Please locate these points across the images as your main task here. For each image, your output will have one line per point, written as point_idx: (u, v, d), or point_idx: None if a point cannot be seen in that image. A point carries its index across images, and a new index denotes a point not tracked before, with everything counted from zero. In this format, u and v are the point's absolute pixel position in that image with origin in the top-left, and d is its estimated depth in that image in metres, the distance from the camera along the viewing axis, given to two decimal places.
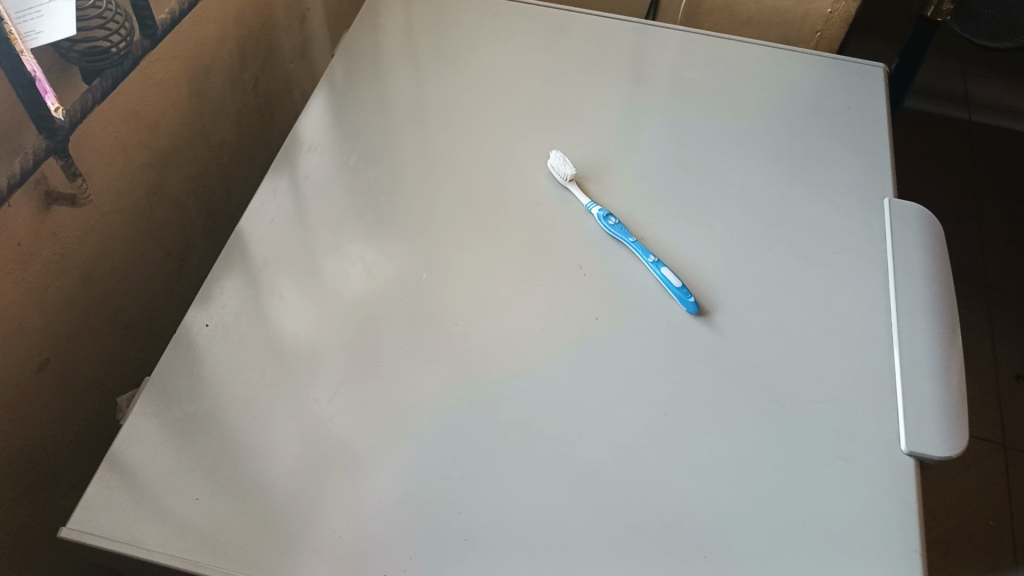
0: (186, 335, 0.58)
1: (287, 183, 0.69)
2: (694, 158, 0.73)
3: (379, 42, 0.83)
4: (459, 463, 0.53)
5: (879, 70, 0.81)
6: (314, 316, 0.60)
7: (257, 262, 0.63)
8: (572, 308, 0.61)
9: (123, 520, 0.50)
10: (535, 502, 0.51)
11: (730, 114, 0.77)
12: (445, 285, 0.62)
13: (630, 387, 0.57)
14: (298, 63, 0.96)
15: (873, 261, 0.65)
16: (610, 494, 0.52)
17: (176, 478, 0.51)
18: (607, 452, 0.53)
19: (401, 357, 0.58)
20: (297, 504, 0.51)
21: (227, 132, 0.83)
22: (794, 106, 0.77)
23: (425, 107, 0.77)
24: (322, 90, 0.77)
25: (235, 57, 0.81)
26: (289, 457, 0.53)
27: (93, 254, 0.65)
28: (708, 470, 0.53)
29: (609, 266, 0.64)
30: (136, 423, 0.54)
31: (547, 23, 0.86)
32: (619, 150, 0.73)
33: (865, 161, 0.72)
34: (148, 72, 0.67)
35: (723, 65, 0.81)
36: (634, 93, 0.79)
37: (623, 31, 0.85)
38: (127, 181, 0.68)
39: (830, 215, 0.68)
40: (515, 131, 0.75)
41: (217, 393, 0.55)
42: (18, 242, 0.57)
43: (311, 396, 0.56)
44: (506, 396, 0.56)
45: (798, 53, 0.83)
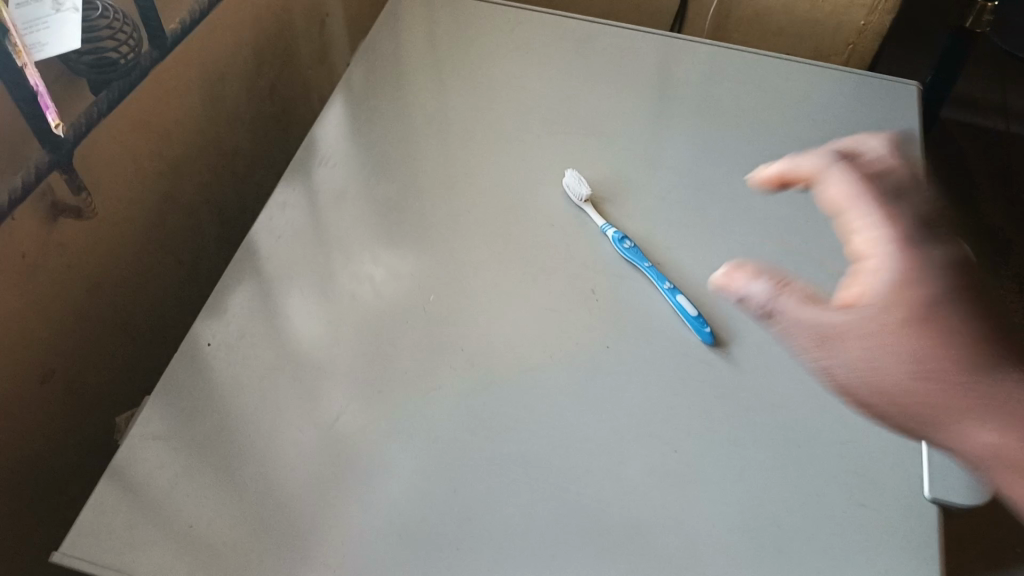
0: (189, 352, 0.57)
1: (298, 197, 0.67)
2: (715, 178, 0.70)
3: (398, 51, 0.82)
4: (460, 498, 0.51)
5: (914, 89, 0.78)
6: (319, 336, 0.59)
7: (264, 277, 0.62)
8: (583, 335, 0.59)
9: (116, 546, 0.49)
10: (537, 538, 0.49)
11: (756, 132, 0.74)
12: (454, 307, 0.61)
13: (641, 421, 0.54)
14: (317, 68, 0.95)
15: None
16: (616, 533, 0.50)
17: (172, 502, 0.50)
18: (614, 489, 0.51)
19: (406, 381, 0.56)
20: (292, 536, 0.49)
21: (242, 138, 0.82)
22: (823, 125, 0.75)
23: (441, 120, 0.75)
24: (338, 101, 0.76)
25: (251, 63, 0.80)
26: (287, 485, 0.51)
27: (100, 265, 0.64)
28: (718, 510, 0.51)
29: (624, 292, 0.62)
30: (135, 444, 0.52)
31: (570, 34, 0.84)
32: (637, 169, 0.71)
33: None
34: (159, 81, 0.66)
35: (750, 81, 0.79)
36: (656, 108, 0.76)
37: (647, 43, 0.83)
38: (135, 190, 0.67)
39: None
40: (532, 145, 0.73)
41: (217, 415, 0.54)
42: (23, 254, 0.56)
43: (313, 421, 0.54)
44: (512, 426, 0.54)
45: (827, 69, 0.80)
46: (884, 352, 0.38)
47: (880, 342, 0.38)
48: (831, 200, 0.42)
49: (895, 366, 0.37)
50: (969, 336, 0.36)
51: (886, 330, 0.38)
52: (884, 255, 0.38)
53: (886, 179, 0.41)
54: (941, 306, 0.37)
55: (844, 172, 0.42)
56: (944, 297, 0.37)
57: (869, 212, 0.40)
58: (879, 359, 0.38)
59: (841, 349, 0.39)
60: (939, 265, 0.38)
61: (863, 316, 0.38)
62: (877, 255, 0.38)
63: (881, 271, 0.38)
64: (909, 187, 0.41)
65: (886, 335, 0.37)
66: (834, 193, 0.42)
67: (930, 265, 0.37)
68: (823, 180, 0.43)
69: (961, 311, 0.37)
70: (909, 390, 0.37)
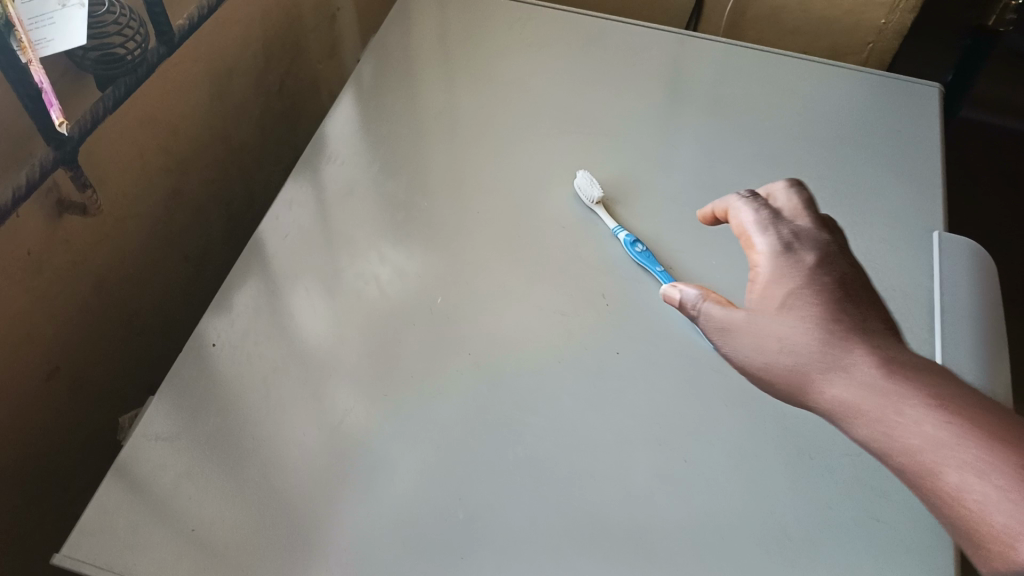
0: (193, 352, 0.57)
1: (305, 195, 0.67)
2: (728, 180, 0.69)
3: (409, 48, 0.81)
4: (464, 504, 0.50)
5: (935, 90, 0.76)
6: (325, 338, 0.58)
7: (271, 276, 0.61)
8: (592, 339, 0.58)
9: (117, 547, 0.48)
10: (542, 547, 0.48)
11: (771, 134, 0.73)
12: (462, 309, 0.60)
13: (650, 429, 0.53)
14: (326, 64, 0.94)
15: (919, 300, 0.61)
16: (622, 544, 0.49)
17: (174, 504, 0.50)
18: (621, 498, 0.50)
19: (412, 384, 0.56)
20: (294, 540, 0.48)
21: (250, 134, 0.81)
22: (840, 126, 0.73)
23: (451, 117, 0.74)
24: (348, 97, 0.75)
25: (260, 58, 0.79)
26: (290, 488, 0.50)
27: (105, 261, 0.64)
28: (727, 522, 0.50)
29: (634, 295, 0.61)
30: (137, 445, 0.52)
31: (583, 32, 0.83)
32: (648, 169, 0.70)
33: (912, 190, 0.68)
34: (167, 76, 0.66)
35: (765, 80, 0.78)
36: (669, 108, 0.75)
37: (660, 42, 0.81)
38: (142, 185, 0.66)
39: (873, 248, 0.64)
40: (543, 145, 0.72)
41: (221, 416, 0.54)
42: (27, 250, 0.55)
43: (316, 423, 0.53)
44: (519, 432, 0.53)
45: (845, 69, 0.78)
46: (784, 325, 0.43)
47: (771, 321, 0.44)
48: (744, 231, 0.49)
49: (780, 346, 0.43)
50: (841, 317, 0.42)
51: (781, 306, 0.44)
52: (778, 262, 0.46)
53: (796, 218, 0.49)
54: (818, 294, 0.43)
55: (755, 208, 0.50)
56: (823, 292, 0.44)
57: (769, 232, 0.47)
58: (775, 334, 0.43)
59: (740, 329, 0.45)
60: (803, 270, 0.45)
61: (760, 306, 0.45)
62: (763, 266, 0.46)
63: (774, 272, 0.45)
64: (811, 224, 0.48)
65: (779, 317, 0.44)
66: (748, 224, 0.49)
67: (817, 269, 0.44)
68: (738, 216, 0.50)
69: (835, 302, 0.43)
70: (795, 368, 0.42)
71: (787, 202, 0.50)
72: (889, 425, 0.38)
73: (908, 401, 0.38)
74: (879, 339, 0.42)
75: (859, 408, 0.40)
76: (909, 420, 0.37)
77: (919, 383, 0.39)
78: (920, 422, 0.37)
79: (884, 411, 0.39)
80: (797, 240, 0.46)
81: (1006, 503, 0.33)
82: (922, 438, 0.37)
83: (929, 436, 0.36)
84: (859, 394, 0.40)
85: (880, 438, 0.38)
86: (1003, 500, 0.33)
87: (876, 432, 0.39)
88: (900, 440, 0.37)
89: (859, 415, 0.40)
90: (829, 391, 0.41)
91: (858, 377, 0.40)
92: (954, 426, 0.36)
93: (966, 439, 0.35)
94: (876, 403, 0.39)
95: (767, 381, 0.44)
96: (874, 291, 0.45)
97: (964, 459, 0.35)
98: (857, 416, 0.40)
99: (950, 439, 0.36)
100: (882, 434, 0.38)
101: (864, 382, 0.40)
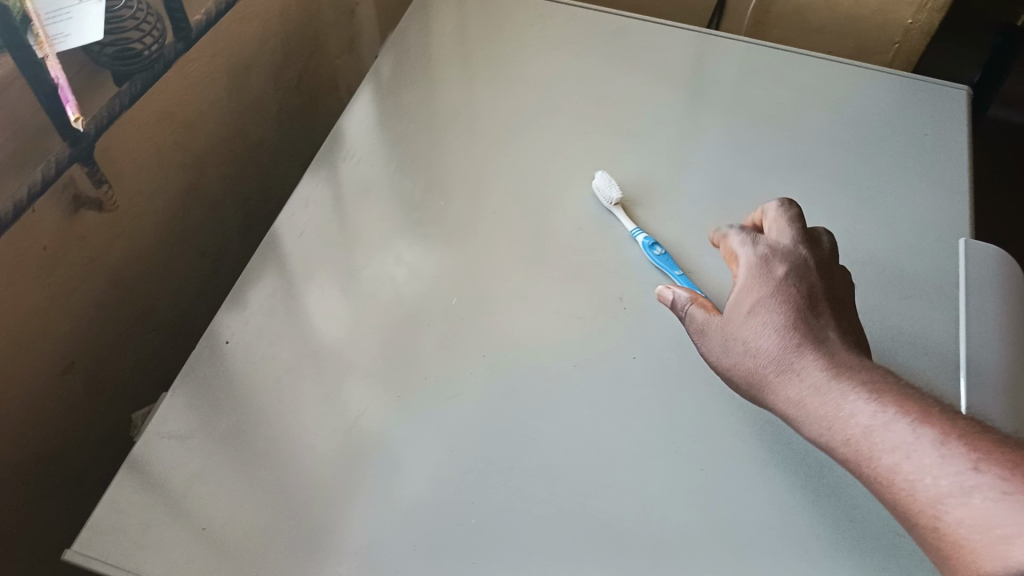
0: (208, 349, 0.56)
1: (322, 192, 0.66)
2: (749, 183, 0.68)
3: (428, 45, 0.80)
4: (477, 510, 0.49)
5: (964, 92, 0.74)
6: (340, 337, 0.58)
7: (287, 274, 0.61)
8: (608, 343, 0.57)
9: (128, 546, 0.48)
10: (556, 556, 0.48)
11: (794, 136, 0.72)
12: (477, 310, 0.59)
13: (666, 436, 0.53)
14: (345, 59, 0.94)
15: (944, 308, 0.59)
16: (636, 554, 0.48)
17: (187, 504, 0.49)
18: (636, 507, 0.50)
19: (426, 387, 0.55)
20: (307, 542, 0.48)
21: (268, 129, 0.81)
22: (864, 129, 0.72)
23: (469, 115, 0.74)
24: (365, 94, 0.74)
25: (278, 54, 0.79)
26: (303, 489, 0.50)
27: (121, 256, 0.64)
28: (744, 534, 0.49)
29: (652, 299, 0.60)
30: (150, 442, 0.52)
31: (604, 29, 0.82)
32: (668, 171, 0.69)
33: (939, 196, 0.67)
34: (185, 72, 0.65)
35: (789, 81, 0.76)
36: (691, 108, 0.74)
37: (683, 40, 0.80)
38: (159, 181, 0.66)
39: (897, 255, 0.63)
40: (562, 144, 0.71)
41: (235, 415, 0.53)
42: (44, 246, 0.55)
43: (330, 424, 0.53)
44: (533, 438, 0.52)
45: (871, 70, 0.77)
46: (752, 331, 0.49)
47: (742, 328, 0.50)
48: (732, 253, 0.56)
49: (747, 349, 0.49)
50: (800, 324, 0.48)
51: (750, 314, 0.50)
52: (751, 275, 0.52)
53: (775, 239, 0.55)
54: (783, 302, 0.49)
55: (740, 231, 0.56)
56: (789, 300, 0.49)
57: (748, 250, 0.54)
58: (742, 338, 0.50)
59: (716, 335, 0.52)
60: (774, 281, 0.51)
61: (734, 314, 0.51)
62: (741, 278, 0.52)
63: (748, 284, 0.52)
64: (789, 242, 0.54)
65: (748, 323, 0.50)
66: (734, 246, 0.55)
67: (785, 280, 0.50)
68: (728, 240, 0.56)
69: (797, 308, 0.49)
70: (759, 367, 0.48)
71: (772, 223, 0.56)
72: (835, 415, 0.44)
73: (850, 393, 0.44)
74: (834, 342, 0.47)
75: (811, 400, 0.45)
76: (849, 410, 0.43)
77: (863, 380, 0.44)
78: (859, 411, 0.43)
79: (831, 403, 0.44)
80: (772, 257, 0.52)
81: (926, 475, 0.38)
82: (860, 425, 0.42)
83: (866, 423, 0.42)
84: (812, 389, 0.45)
85: (827, 428, 0.44)
86: (923, 472, 0.38)
87: (823, 424, 0.44)
88: (842, 428, 0.43)
89: (810, 408, 0.45)
90: (785, 388, 0.47)
91: (811, 376, 0.46)
92: (886, 413, 0.42)
93: (896, 424, 0.41)
94: (825, 396, 0.44)
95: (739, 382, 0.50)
96: (839, 306, 0.51)
97: (895, 441, 0.40)
98: (808, 409, 0.45)
99: (883, 424, 0.41)
100: (829, 425, 0.44)
101: (815, 378, 0.45)
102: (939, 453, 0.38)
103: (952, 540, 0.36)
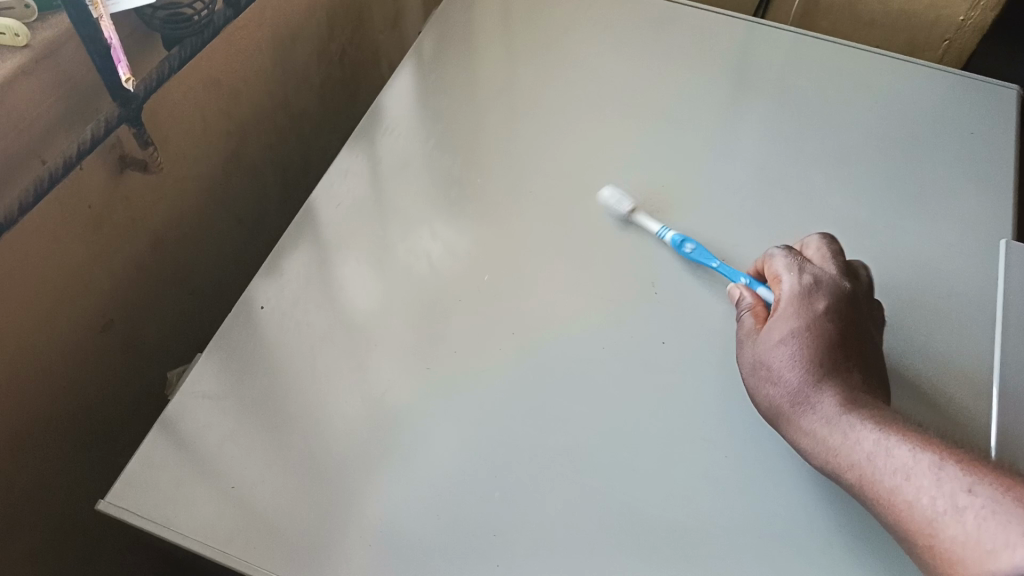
0: (242, 314, 0.57)
1: (360, 165, 0.67)
2: (790, 174, 0.67)
3: (472, 23, 0.80)
4: (501, 485, 0.50)
5: (1016, 92, 0.73)
6: (373, 309, 0.58)
7: (323, 245, 0.61)
8: (639, 328, 0.57)
9: (159, 500, 0.49)
10: (578, 538, 0.48)
11: (838, 130, 0.71)
12: (510, 289, 0.60)
13: (692, 423, 0.53)
14: (388, 35, 0.94)
15: (983, 309, 0.59)
16: (658, 538, 0.48)
17: (218, 462, 0.51)
18: (659, 492, 0.50)
19: (456, 361, 0.56)
20: (334, 503, 0.49)
21: (309, 101, 0.82)
22: (910, 125, 0.71)
23: (510, 95, 0.74)
24: (407, 69, 0.75)
25: (323, 26, 0.80)
26: (330, 455, 0.51)
27: (162, 219, 0.65)
28: (766, 524, 0.49)
29: (685, 286, 0.60)
30: (184, 401, 0.53)
31: (650, 14, 0.81)
32: (708, 159, 0.69)
33: (983, 197, 0.66)
34: (232, 40, 0.66)
35: (835, 73, 0.75)
36: (734, 97, 0.73)
37: (729, 28, 0.79)
38: (202, 147, 0.67)
39: (937, 256, 0.62)
40: (602, 127, 0.71)
41: (267, 379, 0.54)
42: (88, 205, 0.56)
43: (360, 392, 0.54)
44: (559, 418, 0.53)
45: (920, 66, 0.76)
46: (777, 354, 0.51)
47: (765, 349, 0.52)
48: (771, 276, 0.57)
49: (766, 371, 0.51)
50: (826, 353, 0.50)
51: (778, 338, 0.51)
52: (787, 298, 0.53)
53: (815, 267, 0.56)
54: (811, 330, 0.51)
55: (784, 251, 0.57)
56: (817, 327, 0.51)
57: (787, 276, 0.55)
58: (766, 359, 0.51)
59: (744, 352, 0.53)
60: (808, 309, 0.52)
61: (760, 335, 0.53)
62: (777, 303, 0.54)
63: (781, 307, 0.53)
64: (825, 268, 0.55)
65: (773, 344, 0.51)
66: (775, 267, 0.56)
67: (818, 310, 0.52)
68: (769, 262, 0.57)
69: (824, 336, 0.50)
70: (776, 391, 0.50)
71: (815, 252, 0.57)
72: (844, 441, 0.46)
73: (861, 422, 0.46)
74: (852, 373, 0.49)
75: (823, 427, 0.47)
76: (856, 437, 0.45)
77: (872, 413, 0.47)
78: (867, 439, 0.45)
79: (841, 430, 0.46)
80: (811, 282, 0.53)
81: (923, 497, 0.41)
82: (866, 451, 0.45)
83: (873, 449, 0.45)
84: (825, 416, 0.47)
85: (835, 453, 0.46)
86: (923, 494, 0.41)
87: (833, 449, 0.46)
88: (850, 454, 0.45)
89: (821, 435, 0.47)
90: (799, 413, 0.48)
91: (825, 405, 0.48)
92: (891, 441, 0.44)
93: (900, 451, 0.43)
94: (836, 425, 0.47)
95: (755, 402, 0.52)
96: (868, 338, 0.52)
97: (899, 466, 0.43)
98: (818, 435, 0.47)
99: (888, 451, 0.44)
100: (837, 451, 0.46)
101: (830, 408, 0.48)
102: (937, 476, 0.41)
103: (947, 557, 0.38)
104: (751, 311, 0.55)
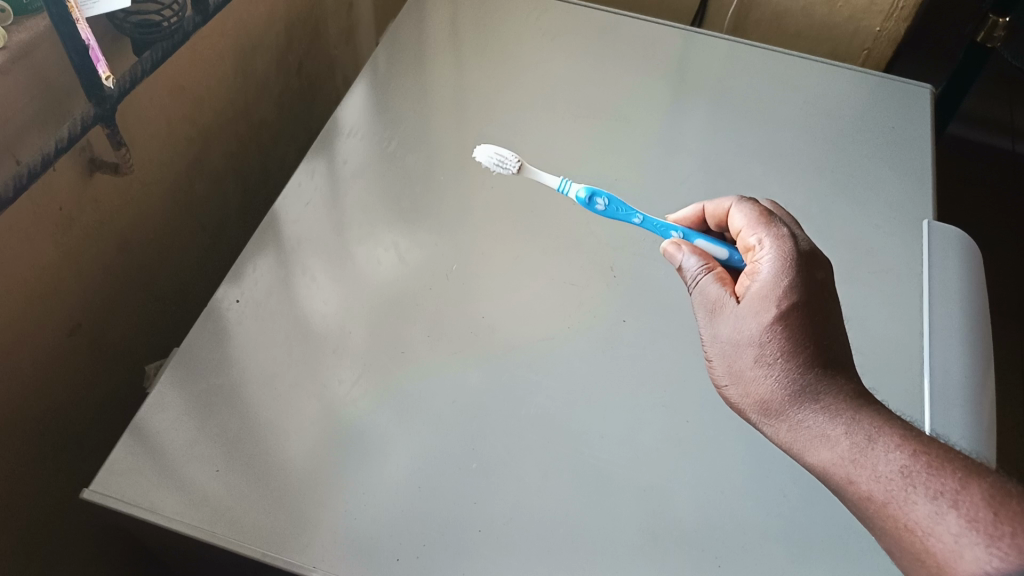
0: (216, 309, 0.59)
1: (323, 166, 0.69)
2: (731, 167, 0.72)
3: (425, 34, 0.84)
4: (478, 455, 0.53)
5: (929, 90, 0.80)
6: (342, 300, 0.60)
7: (290, 242, 0.63)
8: (599, 309, 0.61)
9: (144, 486, 0.50)
10: (554, 501, 0.51)
11: (774, 125, 0.76)
12: (475, 276, 0.63)
13: (653, 392, 0.56)
14: (343, 48, 0.97)
15: (911, 282, 0.64)
16: (626, 497, 0.51)
17: (200, 450, 0.52)
18: (626, 455, 0.53)
19: (428, 346, 0.58)
20: (316, 482, 0.51)
21: (269, 111, 0.84)
22: (837, 121, 0.77)
23: (466, 99, 0.77)
24: (364, 77, 0.78)
25: (282, 38, 0.82)
26: (309, 436, 0.53)
27: (129, 223, 0.66)
28: (727, 480, 0.53)
29: (641, 269, 0.64)
30: (163, 393, 0.54)
31: (592, 24, 0.86)
32: (655, 154, 0.73)
33: (907, 184, 0.72)
34: (195, 48, 0.68)
35: (767, 75, 0.81)
36: (676, 98, 0.78)
37: (667, 36, 0.85)
38: (166, 153, 0.69)
39: (868, 235, 0.68)
40: (555, 127, 0.75)
41: (243, 369, 0.56)
42: (60, 206, 0.58)
43: (335, 377, 0.56)
44: (528, 393, 0.56)
45: (843, 68, 0.82)
46: (767, 335, 0.48)
47: (747, 318, 0.49)
48: (737, 233, 0.55)
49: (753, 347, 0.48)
50: (814, 336, 0.47)
51: (761, 319, 0.48)
52: (769, 256, 0.50)
53: (786, 223, 0.53)
54: (801, 308, 0.48)
55: (750, 204, 0.55)
56: (808, 296, 0.48)
57: (767, 238, 0.52)
58: (754, 345, 0.48)
59: (727, 330, 0.50)
60: (798, 280, 0.49)
61: (737, 303, 0.50)
62: (761, 271, 0.50)
63: (763, 267, 0.50)
64: (793, 225, 0.54)
65: (763, 318, 0.48)
66: (744, 221, 0.54)
67: (802, 281, 0.49)
68: (737, 216, 0.55)
69: (813, 318, 0.48)
70: (768, 373, 0.47)
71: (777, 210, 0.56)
72: (865, 450, 0.43)
73: (874, 426, 0.43)
74: (845, 362, 0.47)
75: (832, 426, 0.44)
76: (877, 455, 0.42)
77: (880, 417, 0.44)
78: (892, 455, 0.42)
79: (854, 432, 0.43)
80: (790, 248, 0.50)
81: (971, 544, 0.37)
82: (888, 473, 0.41)
83: (901, 467, 0.41)
84: (824, 420, 0.45)
85: (849, 458, 0.43)
86: (944, 522, 0.39)
87: (841, 450, 0.43)
88: (866, 463, 0.42)
89: (822, 428, 0.45)
90: (793, 402, 0.46)
91: (831, 402, 0.45)
92: (919, 460, 0.41)
93: (933, 476, 0.40)
94: (847, 424, 0.44)
95: (734, 385, 0.50)
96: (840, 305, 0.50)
97: (927, 489, 0.40)
98: (817, 428, 0.45)
99: (919, 473, 0.40)
100: (852, 456, 0.43)
101: (835, 405, 0.45)
102: (969, 507, 0.38)
103: None
104: (716, 276, 0.52)
